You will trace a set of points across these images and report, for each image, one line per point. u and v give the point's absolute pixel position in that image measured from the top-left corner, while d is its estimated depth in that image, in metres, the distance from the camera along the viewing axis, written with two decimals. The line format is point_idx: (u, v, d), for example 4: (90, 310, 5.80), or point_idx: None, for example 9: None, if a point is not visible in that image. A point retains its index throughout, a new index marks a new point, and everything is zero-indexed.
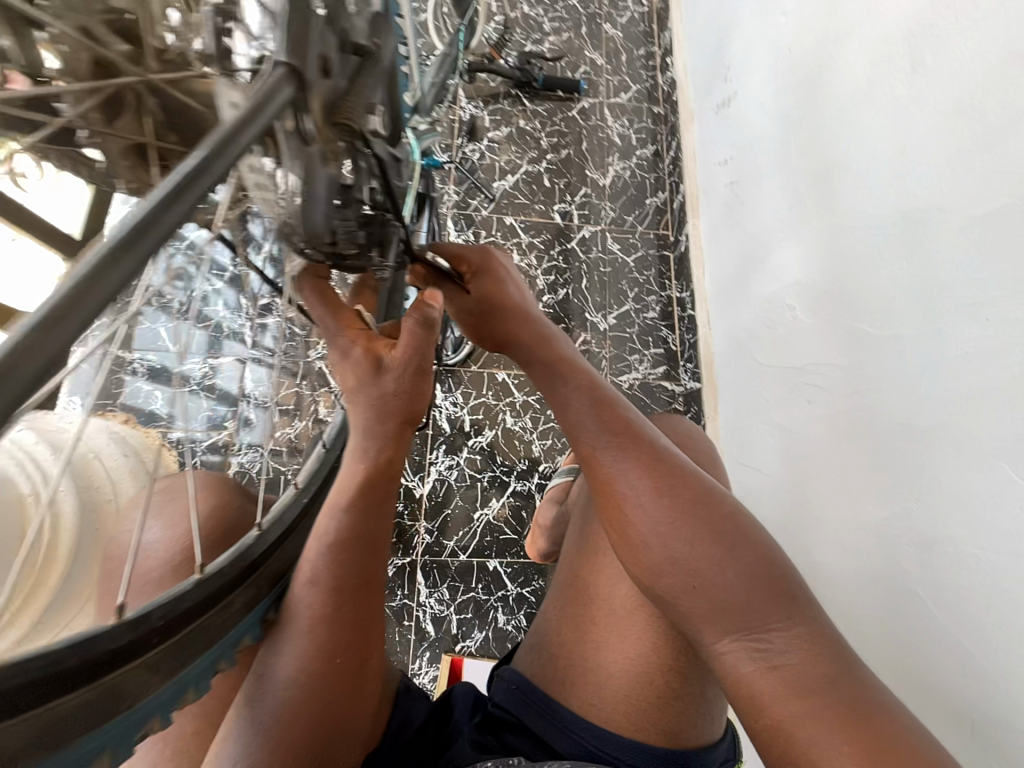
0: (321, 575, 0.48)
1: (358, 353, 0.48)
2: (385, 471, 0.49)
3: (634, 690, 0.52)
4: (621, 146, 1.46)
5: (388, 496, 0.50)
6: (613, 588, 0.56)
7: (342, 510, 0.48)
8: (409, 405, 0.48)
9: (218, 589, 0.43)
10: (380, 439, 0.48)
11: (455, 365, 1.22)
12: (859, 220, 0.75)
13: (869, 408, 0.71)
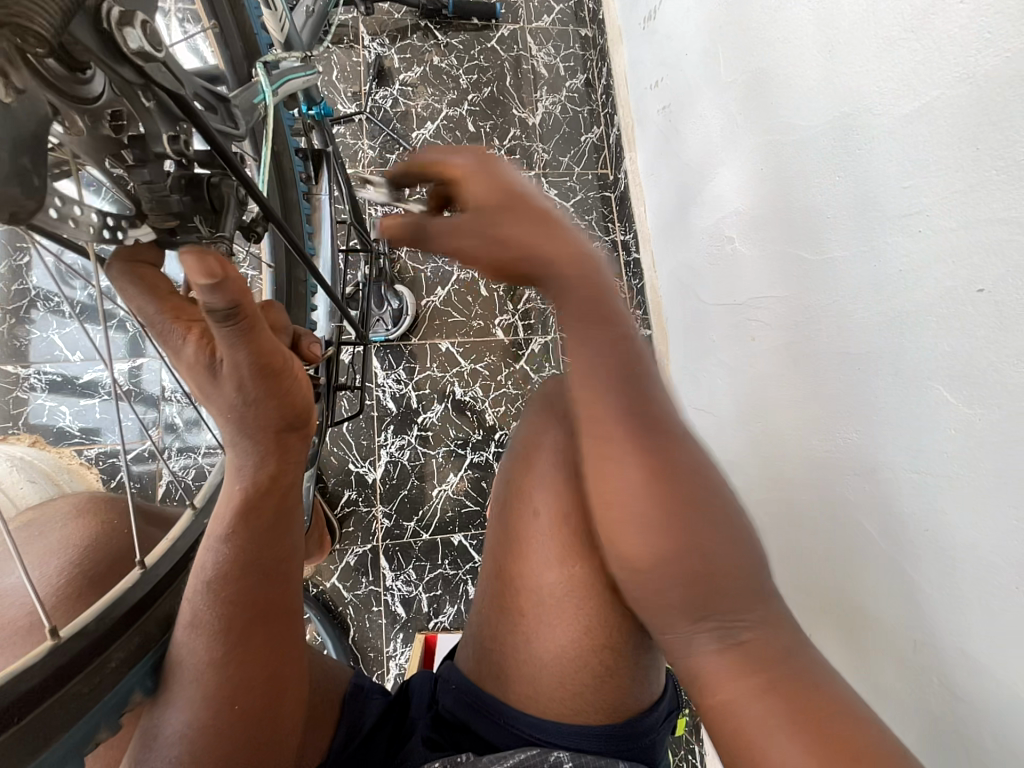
0: (202, 614, 0.43)
1: (189, 349, 0.41)
2: (268, 489, 0.44)
3: (568, 679, 0.50)
4: (548, 78, 1.33)
5: (275, 518, 0.45)
6: (542, 577, 0.52)
7: (221, 541, 0.43)
8: (271, 411, 0.42)
9: (77, 653, 0.39)
10: (253, 455, 0.43)
11: (394, 340, 1.15)
12: (790, 135, 0.69)
13: (810, 340, 0.68)
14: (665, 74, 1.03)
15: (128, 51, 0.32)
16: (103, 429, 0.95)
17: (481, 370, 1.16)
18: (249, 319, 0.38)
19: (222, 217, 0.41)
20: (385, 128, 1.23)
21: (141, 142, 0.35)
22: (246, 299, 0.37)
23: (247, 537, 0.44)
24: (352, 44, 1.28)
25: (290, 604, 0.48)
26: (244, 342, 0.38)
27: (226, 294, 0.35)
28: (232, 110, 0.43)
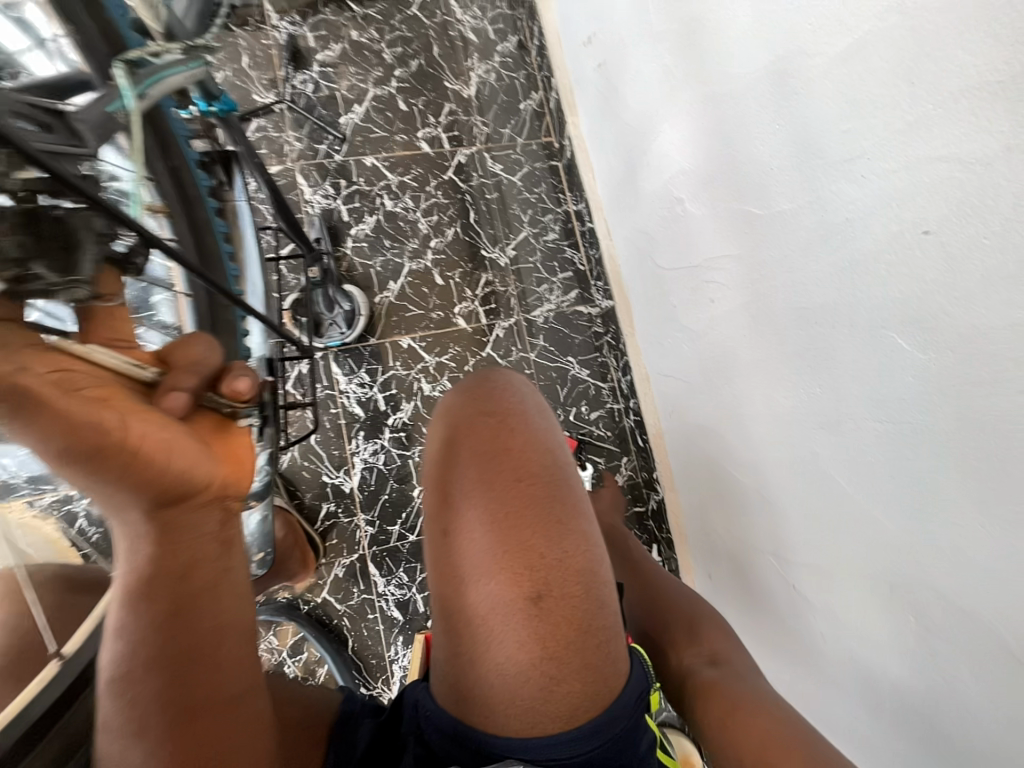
0: (110, 716, 0.40)
1: None
2: (166, 572, 0.43)
3: (519, 694, 0.48)
4: (479, 43, 1.25)
5: (176, 599, 0.43)
6: (474, 594, 0.50)
7: (115, 634, 0.41)
8: (134, 497, 0.41)
9: (2, 754, 0.38)
10: (131, 540, 0.42)
11: (353, 343, 1.10)
12: (728, 81, 0.66)
13: (768, 298, 0.67)
14: (596, 28, 0.98)
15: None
16: None
17: (447, 362, 1.13)
18: (23, 408, 0.36)
19: (77, 257, 0.41)
20: (309, 116, 1.14)
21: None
22: (20, 390, 0.35)
23: (150, 621, 0.42)
24: (260, 24, 1.17)
25: (225, 682, 0.44)
26: (40, 433, 0.37)
27: None
28: (71, 126, 0.46)
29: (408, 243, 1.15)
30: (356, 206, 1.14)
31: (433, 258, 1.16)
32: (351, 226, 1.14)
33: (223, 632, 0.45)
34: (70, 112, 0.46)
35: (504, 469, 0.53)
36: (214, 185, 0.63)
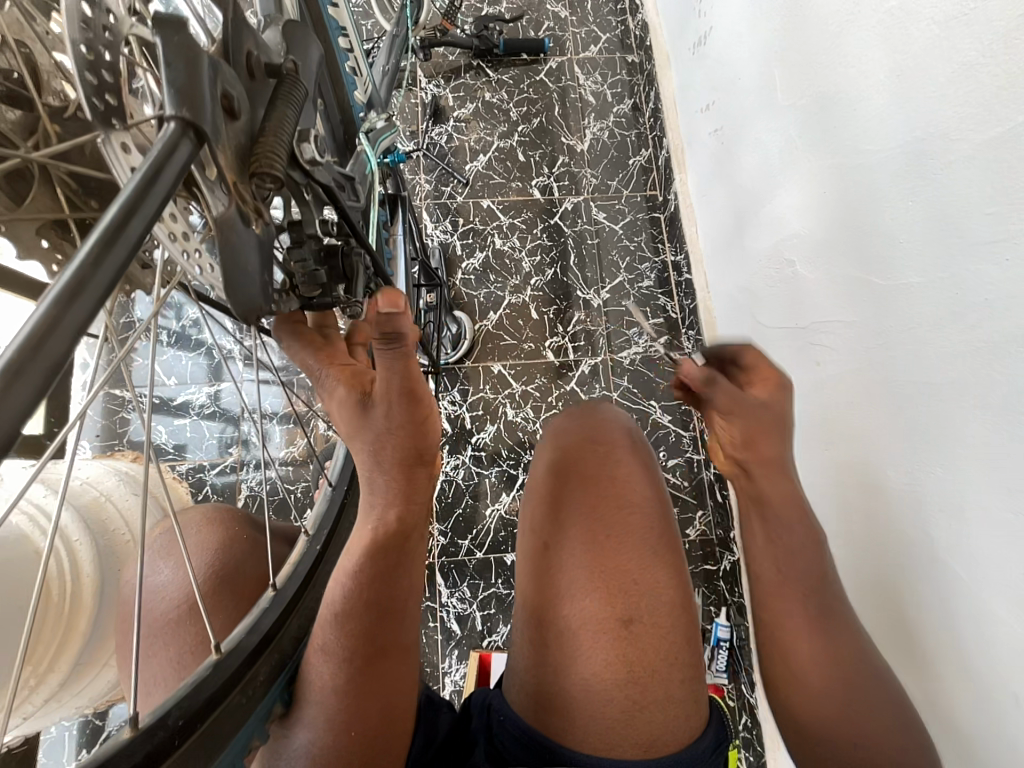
0: (332, 642, 0.47)
1: (342, 392, 0.50)
2: (394, 531, 0.48)
3: (599, 711, 0.51)
4: (596, 105, 1.36)
5: (399, 561, 0.48)
6: (564, 607, 0.56)
7: (349, 577, 0.47)
8: (424, 438, 0.48)
9: (236, 668, 0.46)
10: (384, 495, 0.48)
11: (452, 363, 1.20)
12: (858, 156, 0.68)
13: (885, 366, 0.66)
14: (716, 98, 1.04)
15: (303, 160, 0.41)
16: (191, 445, 1.07)
17: (533, 391, 1.19)
18: (410, 344, 0.45)
19: (352, 283, 0.50)
20: (440, 163, 1.30)
21: (298, 225, 0.43)
22: (413, 332, 0.45)
23: (371, 578, 0.47)
24: (410, 86, 1.36)
25: (404, 642, 0.50)
26: (398, 365, 0.45)
27: (403, 322, 0.43)
28: (356, 186, 0.50)
29: (510, 278, 1.25)
30: (469, 242, 1.27)
31: (531, 294, 1.24)
32: (463, 258, 1.26)
33: (408, 594, 0.50)
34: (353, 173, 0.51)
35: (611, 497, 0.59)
36: (384, 221, 0.80)
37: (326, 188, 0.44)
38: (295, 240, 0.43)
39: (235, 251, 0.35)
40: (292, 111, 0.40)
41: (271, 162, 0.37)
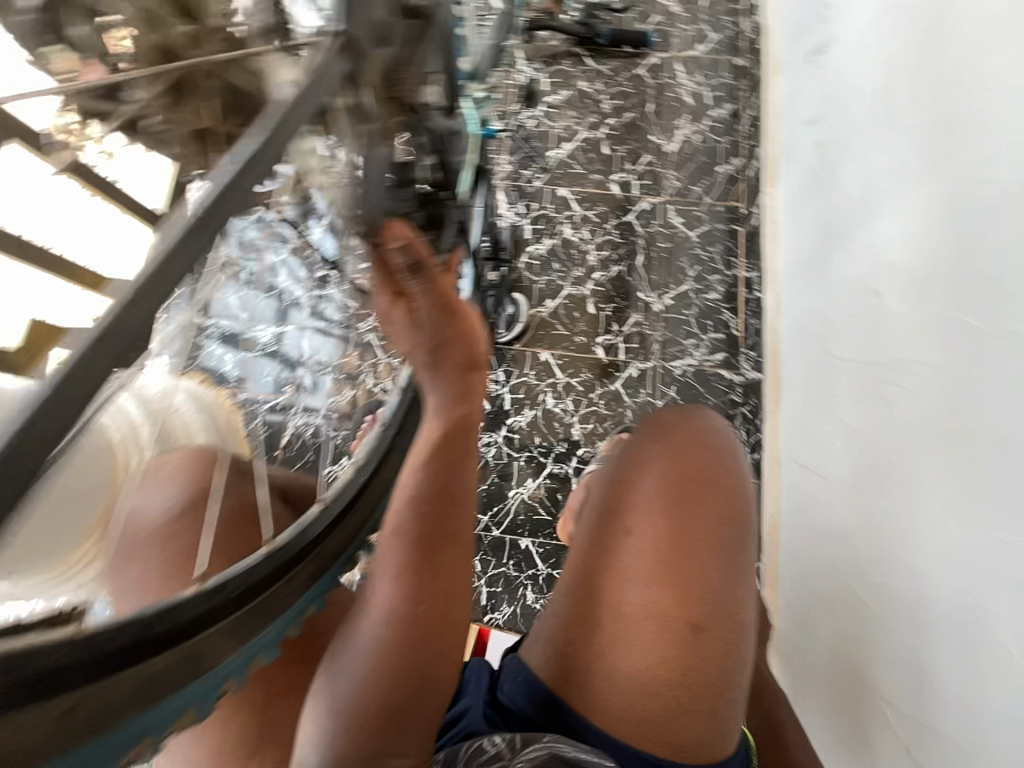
0: (403, 526, 0.49)
1: (397, 317, 0.53)
2: (456, 428, 0.52)
3: (642, 695, 0.54)
4: (692, 106, 1.32)
5: (461, 455, 0.53)
6: (622, 593, 0.57)
7: (418, 469, 0.50)
8: (457, 355, 0.54)
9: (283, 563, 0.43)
10: (447, 394, 0.53)
11: (502, 344, 1.21)
12: (982, 187, 0.62)
13: (969, 415, 0.61)
14: (826, 111, 0.98)
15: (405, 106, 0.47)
16: None
17: (576, 384, 1.19)
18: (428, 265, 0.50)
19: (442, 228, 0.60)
20: (524, 146, 1.31)
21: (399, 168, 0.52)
22: (422, 252, 0.49)
23: (435, 472, 0.50)
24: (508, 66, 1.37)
25: (461, 535, 0.52)
26: (425, 284, 0.51)
27: (411, 246, 0.49)
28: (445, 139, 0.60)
29: (574, 269, 1.24)
30: (539, 228, 1.27)
31: (592, 288, 1.23)
32: (530, 242, 1.26)
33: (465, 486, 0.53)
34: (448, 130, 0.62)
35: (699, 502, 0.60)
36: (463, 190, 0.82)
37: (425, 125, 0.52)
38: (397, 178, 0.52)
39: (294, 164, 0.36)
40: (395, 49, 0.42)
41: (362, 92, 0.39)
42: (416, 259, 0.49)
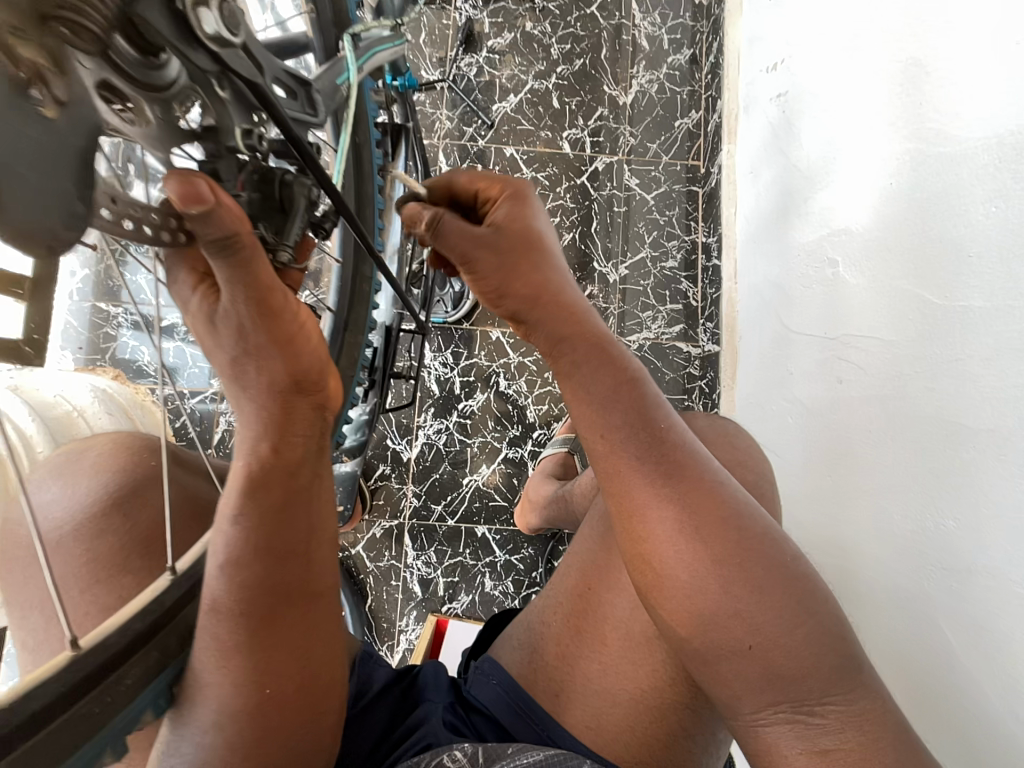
0: (221, 603, 0.40)
1: (197, 297, 0.40)
2: (273, 466, 0.41)
3: (635, 719, 0.52)
4: (649, 51, 1.20)
5: (287, 500, 0.42)
6: (611, 600, 0.57)
7: (231, 524, 0.40)
8: (275, 370, 0.41)
9: (104, 664, 0.37)
10: (262, 425, 0.41)
11: (450, 323, 1.13)
12: (947, 143, 0.56)
13: (918, 398, 0.57)
14: (787, 55, 0.89)
15: (204, 37, 0.30)
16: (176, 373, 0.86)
17: (529, 364, 1.12)
18: (249, 244, 0.35)
19: (288, 222, 0.40)
20: (465, 99, 1.17)
21: (214, 134, 0.35)
22: (243, 226, 0.34)
23: (256, 522, 0.40)
24: (444, 5, 1.21)
25: (313, 584, 0.44)
26: (240, 272, 0.36)
27: (221, 219, 0.33)
28: (314, 95, 0.41)
29: None
30: None
31: None
32: None
33: (317, 532, 0.45)
34: (314, 81, 0.42)
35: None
36: (383, 159, 0.70)
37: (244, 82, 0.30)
38: (209, 152, 0.35)
39: (20, 157, 0.24)
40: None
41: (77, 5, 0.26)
42: (223, 239, 0.34)
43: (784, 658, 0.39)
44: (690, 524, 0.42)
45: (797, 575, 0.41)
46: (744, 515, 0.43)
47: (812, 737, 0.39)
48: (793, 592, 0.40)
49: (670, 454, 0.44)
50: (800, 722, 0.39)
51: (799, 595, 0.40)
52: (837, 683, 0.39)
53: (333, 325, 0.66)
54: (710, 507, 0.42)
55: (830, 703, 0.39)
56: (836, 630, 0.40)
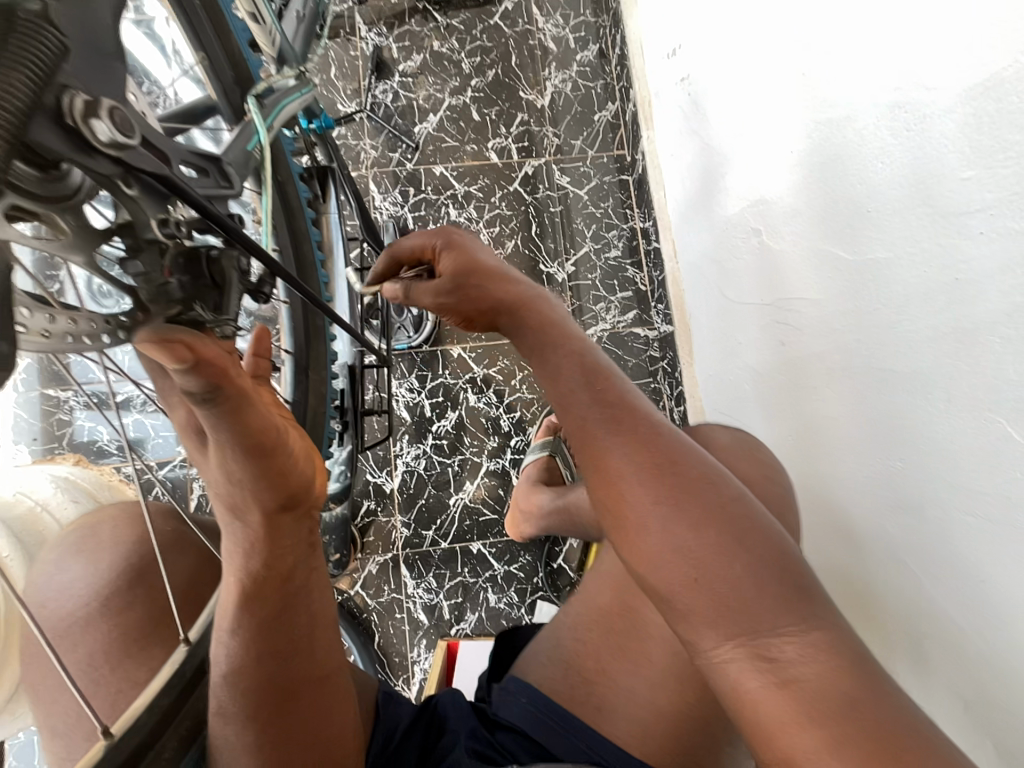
0: (231, 708, 0.40)
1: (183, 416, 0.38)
2: (266, 578, 0.39)
3: (661, 722, 0.55)
4: (558, 52, 1.23)
5: (286, 602, 0.41)
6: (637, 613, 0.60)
7: (232, 636, 0.40)
8: (257, 490, 0.37)
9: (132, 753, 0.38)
10: (251, 544, 0.39)
11: (414, 347, 1.13)
12: (835, 106, 0.59)
13: (852, 352, 0.60)
14: (683, 40, 0.92)
15: (100, 146, 0.28)
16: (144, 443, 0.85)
17: (495, 375, 1.13)
18: (233, 391, 0.35)
19: (224, 296, 0.41)
20: (387, 126, 1.18)
21: (132, 230, 0.33)
22: (226, 376, 0.35)
23: (256, 627, 0.40)
24: (349, 36, 1.21)
25: (321, 673, 0.43)
26: (228, 420, 0.35)
27: (202, 373, 0.34)
28: (225, 168, 0.41)
29: None
30: (422, 214, 1.16)
31: None
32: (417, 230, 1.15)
33: (319, 624, 0.44)
34: (223, 155, 0.44)
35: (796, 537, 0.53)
36: (311, 198, 0.69)
37: (159, 178, 0.31)
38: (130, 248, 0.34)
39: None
40: (28, 73, 0.23)
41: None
42: (205, 394, 0.34)
43: (729, 585, 0.38)
44: (636, 470, 0.42)
45: (742, 514, 0.41)
46: (692, 462, 0.43)
47: (789, 689, 0.36)
48: (735, 530, 0.40)
49: (619, 409, 0.44)
50: (758, 656, 0.37)
51: (744, 526, 0.40)
52: (790, 618, 0.38)
53: (292, 371, 0.63)
54: (652, 451, 0.43)
55: (786, 636, 0.37)
56: (780, 562, 0.40)
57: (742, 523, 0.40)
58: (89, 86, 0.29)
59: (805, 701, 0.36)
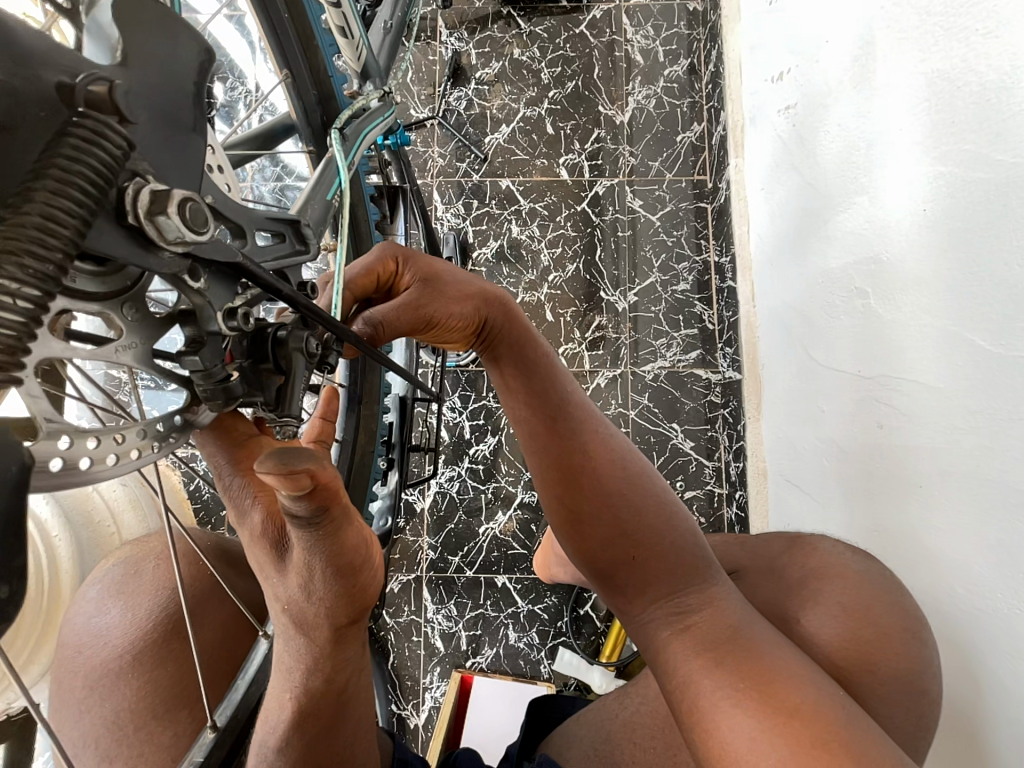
0: None
1: (256, 518, 0.34)
2: (322, 693, 0.36)
3: None
4: (644, 66, 1.15)
5: (339, 715, 0.37)
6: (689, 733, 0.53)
7: (263, 734, 0.37)
8: (333, 609, 0.33)
9: None
10: (311, 660, 0.35)
11: (461, 366, 1.09)
12: (993, 166, 0.50)
13: (977, 462, 0.51)
14: (793, 64, 0.83)
15: (166, 244, 0.27)
16: None
17: None
18: (339, 515, 0.30)
19: (289, 387, 0.34)
20: (457, 134, 1.14)
21: (194, 320, 0.30)
22: (338, 499, 0.29)
23: (301, 739, 0.36)
24: (430, 39, 1.19)
25: None
26: (324, 542, 0.31)
27: (315, 501, 0.28)
28: (303, 229, 0.38)
29: (525, 272, 1.09)
30: (484, 228, 1.12)
31: (548, 292, 1.09)
32: (478, 243, 1.11)
33: (361, 732, 0.40)
34: (299, 213, 0.41)
35: (816, 597, 0.49)
36: (379, 219, 0.67)
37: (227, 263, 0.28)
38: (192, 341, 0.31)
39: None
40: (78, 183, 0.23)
41: (4, 299, 0.22)
42: (314, 517, 0.29)
43: (647, 553, 0.48)
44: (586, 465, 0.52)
45: (662, 501, 0.51)
46: (626, 457, 0.53)
47: (700, 645, 0.43)
48: (657, 512, 0.50)
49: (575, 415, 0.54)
50: (670, 612, 0.46)
51: (664, 513, 0.50)
52: (694, 585, 0.46)
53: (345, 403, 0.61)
54: (596, 445, 0.53)
55: (691, 595, 0.46)
56: (690, 543, 0.49)
57: (661, 507, 0.50)
58: (162, 174, 0.28)
59: (709, 652, 0.42)
